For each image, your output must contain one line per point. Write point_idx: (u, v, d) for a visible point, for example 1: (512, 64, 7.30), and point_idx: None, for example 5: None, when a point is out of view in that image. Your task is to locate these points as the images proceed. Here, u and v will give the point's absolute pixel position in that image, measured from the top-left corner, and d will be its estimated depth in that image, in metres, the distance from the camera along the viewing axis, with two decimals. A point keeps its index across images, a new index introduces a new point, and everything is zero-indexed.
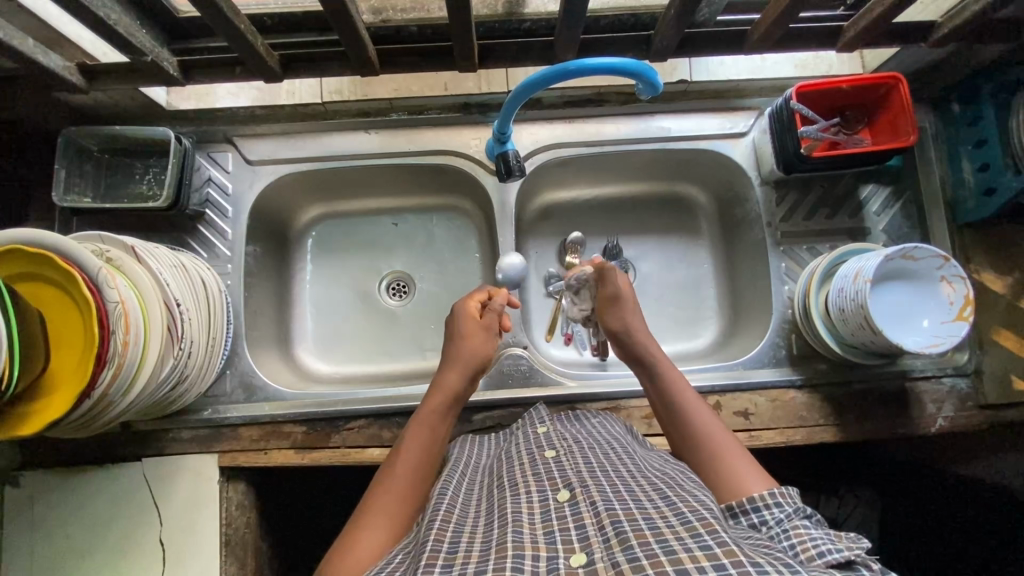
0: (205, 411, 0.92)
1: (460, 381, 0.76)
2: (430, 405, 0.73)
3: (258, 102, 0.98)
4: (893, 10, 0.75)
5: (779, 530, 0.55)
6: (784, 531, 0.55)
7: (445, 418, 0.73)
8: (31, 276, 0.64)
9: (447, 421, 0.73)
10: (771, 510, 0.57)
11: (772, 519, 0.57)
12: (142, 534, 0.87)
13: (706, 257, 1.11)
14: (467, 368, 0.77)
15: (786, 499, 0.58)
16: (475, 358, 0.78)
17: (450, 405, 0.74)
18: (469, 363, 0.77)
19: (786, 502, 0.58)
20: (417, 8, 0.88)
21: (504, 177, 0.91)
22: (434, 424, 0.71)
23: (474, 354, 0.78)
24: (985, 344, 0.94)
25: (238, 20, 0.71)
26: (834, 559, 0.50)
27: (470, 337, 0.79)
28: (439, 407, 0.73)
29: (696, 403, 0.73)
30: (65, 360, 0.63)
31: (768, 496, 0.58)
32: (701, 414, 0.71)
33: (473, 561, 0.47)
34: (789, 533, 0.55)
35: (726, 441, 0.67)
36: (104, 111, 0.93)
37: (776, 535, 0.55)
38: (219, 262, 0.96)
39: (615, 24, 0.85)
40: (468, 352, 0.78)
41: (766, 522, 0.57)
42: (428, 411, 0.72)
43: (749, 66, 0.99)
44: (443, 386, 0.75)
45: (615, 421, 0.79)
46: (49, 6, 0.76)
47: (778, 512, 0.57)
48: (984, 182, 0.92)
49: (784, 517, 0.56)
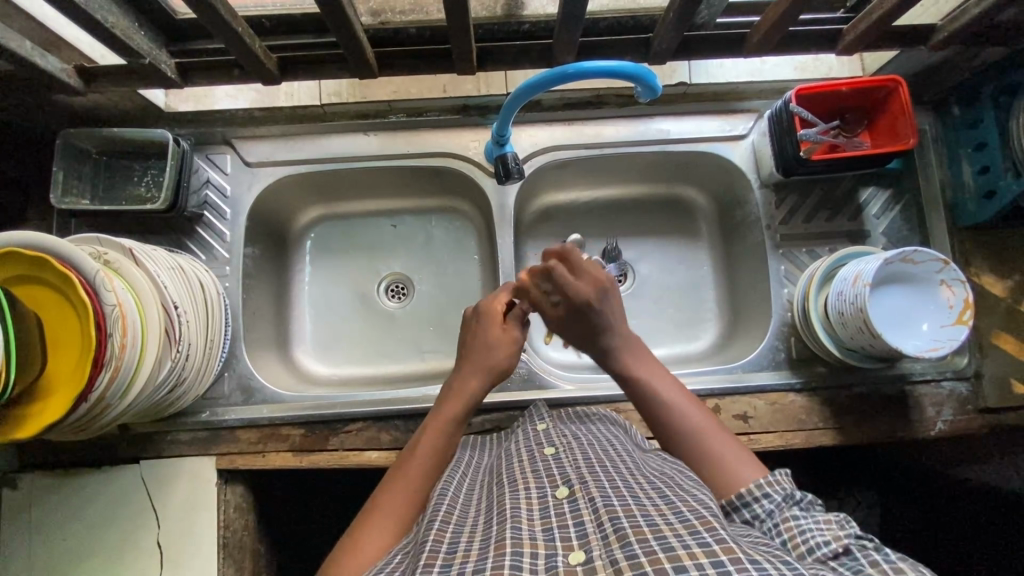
0: (203, 413, 0.92)
1: (475, 389, 0.75)
2: (445, 412, 0.72)
3: (257, 104, 0.98)
4: (894, 12, 0.75)
5: (772, 524, 0.56)
6: (777, 524, 0.56)
7: (459, 425, 0.72)
8: (28, 278, 0.64)
9: (461, 427, 0.72)
10: (761, 502, 0.58)
11: (763, 512, 0.57)
12: (141, 536, 0.87)
13: (706, 259, 1.11)
14: (484, 376, 0.76)
15: (774, 487, 0.58)
16: (492, 367, 0.76)
17: (465, 412, 0.73)
18: (487, 371, 0.76)
19: (774, 491, 0.58)
20: (416, 10, 0.87)
21: (503, 179, 0.91)
22: (448, 431, 0.70)
23: (492, 361, 0.76)
24: (985, 348, 0.93)
25: (236, 22, 0.71)
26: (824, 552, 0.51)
27: (493, 345, 0.77)
28: (454, 414, 0.72)
29: (682, 396, 0.70)
30: (62, 363, 0.63)
31: (756, 488, 0.59)
32: (687, 410, 0.69)
33: (472, 559, 0.47)
34: (780, 528, 0.55)
35: (716, 437, 0.66)
36: (103, 113, 0.93)
37: (770, 530, 0.56)
38: (218, 264, 0.96)
39: (614, 26, 0.85)
40: (487, 360, 0.76)
41: (758, 516, 0.58)
42: (441, 416, 0.72)
43: (748, 69, 1.00)
44: (459, 393, 0.74)
45: (611, 419, 0.78)
46: (47, 8, 0.75)
47: (768, 504, 0.58)
48: (985, 184, 0.91)
49: (774, 508, 0.57)
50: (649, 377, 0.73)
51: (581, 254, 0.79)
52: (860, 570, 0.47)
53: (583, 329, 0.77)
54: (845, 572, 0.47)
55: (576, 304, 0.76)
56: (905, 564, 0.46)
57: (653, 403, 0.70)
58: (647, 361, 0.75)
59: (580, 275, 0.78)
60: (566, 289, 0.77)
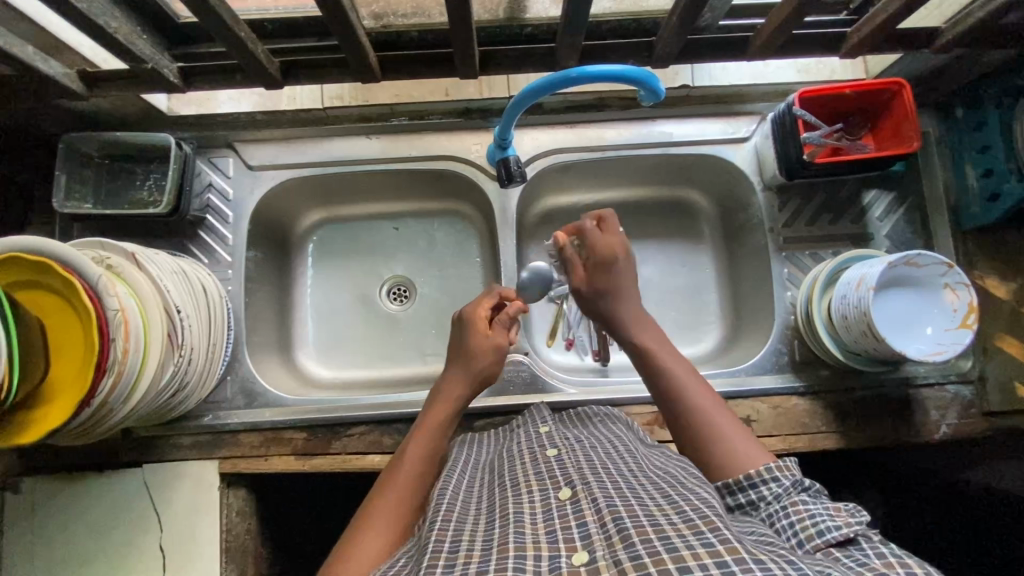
0: (205, 417, 0.92)
1: (460, 395, 0.75)
2: (431, 418, 0.73)
3: (259, 108, 0.99)
4: (897, 16, 0.75)
5: (778, 507, 0.56)
6: (783, 508, 0.56)
7: (447, 429, 0.73)
8: (32, 283, 0.64)
9: (447, 429, 0.73)
10: (769, 484, 0.58)
11: (771, 494, 0.57)
12: (143, 540, 0.87)
13: (708, 262, 1.11)
14: (470, 384, 0.76)
15: (783, 472, 0.58)
16: (475, 374, 0.76)
17: (451, 417, 0.74)
18: (472, 379, 0.76)
19: (783, 475, 0.58)
20: (419, 12, 0.87)
21: (505, 182, 0.90)
22: (434, 435, 0.71)
23: (477, 369, 0.77)
24: (989, 351, 0.93)
25: (238, 28, 0.71)
26: (832, 538, 0.51)
27: (477, 354, 0.77)
28: (441, 421, 0.73)
29: (687, 371, 0.70)
30: (65, 368, 0.63)
31: (765, 470, 0.58)
32: (692, 386, 0.68)
33: (474, 562, 0.46)
34: (787, 509, 0.55)
35: (719, 414, 0.66)
36: (105, 118, 0.93)
37: (775, 513, 0.56)
38: (221, 268, 0.96)
39: (617, 29, 0.86)
40: (474, 366, 0.76)
41: (763, 498, 0.58)
42: (430, 421, 0.72)
43: (751, 72, 1.01)
44: (444, 400, 0.75)
45: (617, 418, 0.79)
46: (50, 13, 0.76)
47: (776, 486, 0.57)
48: (988, 187, 0.91)
49: (783, 492, 0.57)
50: (656, 349, 0.72)
51: (615, 220, 0.82)
52: (864, 561, 0.46)
53: (605, 287, 0.77)
54: (850, 564, 0.47)
55: (601, 259, 0.78)
56: (911, 559, 0.46)
57: (658, 381, 0.70)
58: (653, 333, 0.75)
59: (609, 234, 0.80)
60: (594, 243, 0.79)
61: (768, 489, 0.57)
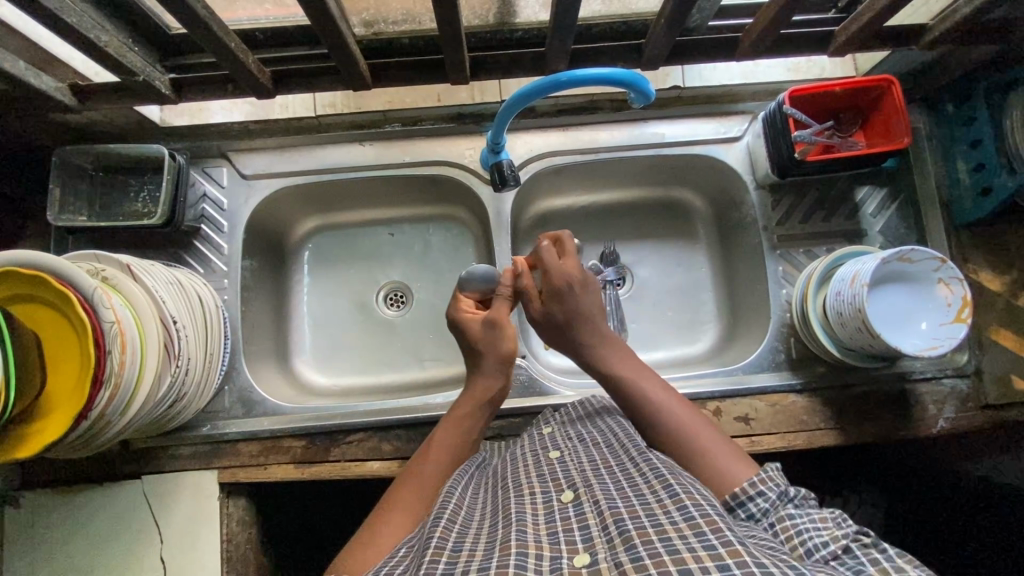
0: (203, 428, 0.92)
1: (490, 386, 0.75)
2: (456, 410, 0.74)
3: (251, 117, 0.98)
4: (882, 14, 0.75)
5: (768, 523, 0.56)
6: (773, 524, 0.56)
7: (470, 421, 0.73)
8: (27, 299, 0.64)
9: (474, 428, 0.73)
10: (756, 500, 0.57)
11: (759, 510, 0.57)
12: (143, 551, 0.87)
13: (703, 261, 1.11)
14: (498, 369, 0.76)
15: (767, 484, 0.58)
16: (495, 357, 0.76)
17: (477, 407, 0.74)
18: (497, 359, 0.76)
19: (768, 488, 0.58)
20: (410, 19, 0.86)
21: (499, 186, 0.90)
22: (457, 428, 0.72)
23: (498, 352, 0.76)
24: (984, 344, 0.93)
25: (228, 39, 0.71)
26: (819, 554, 0.51)
27: (479, 341, 0.77)
28: (465, 413, 0.73)
29: (665, 395, 0.70)
30: (63, 384, 0.63)
31: (751, 486, 0.58)
32: (676, 406, 0.68)
33: (476, 559, 0.47)
34: (776, 527, 0.55)
35: (701, 430, 0.66)
36: (96, 129, 0.93)
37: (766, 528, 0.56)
38: (216, 277, 0.96)
39: (606, 32, 0.86)
40: (492, 355, 0.76)
41: (754, 516, 0.57)
42: (456, 413, 0.73)
43: (742, 71, 1.00)
44: (469, 393, 0.75)
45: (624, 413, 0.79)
46: (40, 27, 0.76)
47: (763, 501, 0.57)
48: (980, 181, 0.92)
49: (770, 506, 0.57)
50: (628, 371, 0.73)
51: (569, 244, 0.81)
52: None
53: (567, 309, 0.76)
54: None
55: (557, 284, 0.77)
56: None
57: (638, 404, 0.70)
58: (622, 355, 0.75)
59: (566, 259, 0.80)
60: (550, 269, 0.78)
61: (755, 506, 0.57)
